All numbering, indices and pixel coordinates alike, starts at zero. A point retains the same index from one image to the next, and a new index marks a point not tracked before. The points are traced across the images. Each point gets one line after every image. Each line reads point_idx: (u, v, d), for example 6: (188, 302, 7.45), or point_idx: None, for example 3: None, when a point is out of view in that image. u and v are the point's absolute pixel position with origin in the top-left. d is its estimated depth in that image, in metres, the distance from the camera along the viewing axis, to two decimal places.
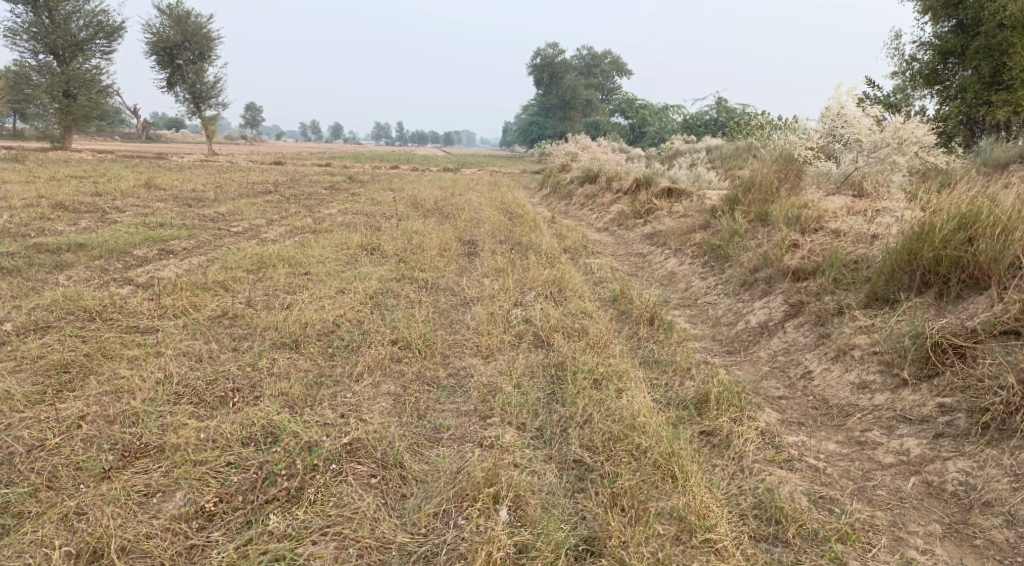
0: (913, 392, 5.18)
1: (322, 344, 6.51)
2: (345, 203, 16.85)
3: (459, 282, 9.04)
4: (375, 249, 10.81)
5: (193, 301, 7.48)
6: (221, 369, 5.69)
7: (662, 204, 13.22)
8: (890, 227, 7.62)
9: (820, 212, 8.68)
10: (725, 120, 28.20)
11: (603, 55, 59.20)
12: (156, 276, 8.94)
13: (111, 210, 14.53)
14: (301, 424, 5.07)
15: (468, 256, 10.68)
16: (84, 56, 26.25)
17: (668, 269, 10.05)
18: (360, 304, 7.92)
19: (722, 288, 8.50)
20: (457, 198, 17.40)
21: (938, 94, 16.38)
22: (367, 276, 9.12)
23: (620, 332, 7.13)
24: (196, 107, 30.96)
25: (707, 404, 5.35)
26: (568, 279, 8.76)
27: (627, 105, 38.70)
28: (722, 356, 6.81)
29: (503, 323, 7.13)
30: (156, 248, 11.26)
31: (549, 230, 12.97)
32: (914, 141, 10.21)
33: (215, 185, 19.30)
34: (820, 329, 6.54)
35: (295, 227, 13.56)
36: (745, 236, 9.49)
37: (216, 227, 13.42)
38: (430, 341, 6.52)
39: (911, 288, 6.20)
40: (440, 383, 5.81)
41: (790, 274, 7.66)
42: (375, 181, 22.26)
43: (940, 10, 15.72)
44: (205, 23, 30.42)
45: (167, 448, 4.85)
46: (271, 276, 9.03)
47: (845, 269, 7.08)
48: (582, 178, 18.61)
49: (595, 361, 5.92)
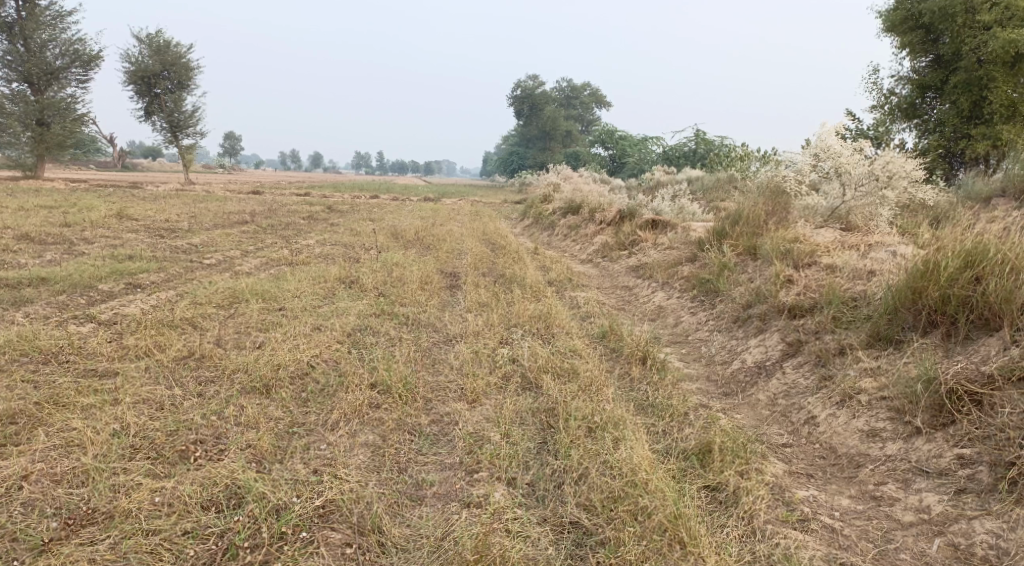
0: (929, 442, 4.88)
1: (295, 388, 6.08)
2: (324, 234, 16.46)
3: (441, 317, 8.67)
4: (354, 283, 10.40)
5: (159, 340, 7.03)
6: (184, 418, 5.23)
7: (646, 236, 12.97)
8: (887, 263, 7.38)
9: (813, 246, 8.43)
10: (704, 152, 28.26)
11: (582, 87, 59.73)
12: (121, 313, 8.48)
13: (80, 242, 14.01)
14: (271, 483, 4.64)
15: (450, 289, 10.32)
16: (59, 85, 25.78)
17: (656, 304, 9.74)
18: (336, 343, 7.50)
19: (714, 324, 8.20)
20: (438, 228, 17.08)
21: (917, 127, 16.44)
22: (345, 311, 8.72)
23: (611, 373, 6.78)
24: (174, 136, 30.50)
25: (710, 455, 5.00)
26: (554, 314, 8.41)
27: (607, 137, 38.79)
28: (719, 399, 6.48)
29: (488, 363, 6.75)
30: (124, 282, 10.77)
31: (533, 262, 12.65)
32: (903, 175, 10.04)
33: (189, 215, 18.82)
34: (821, 370, 6.24)
35: (271, 259, 13.13)
36: (735, 270, 9.22)
37: (189, 259, 12.95)
38: (411, 385, 6.10)
39: (917, 327, 5.94)
40: (422, 432, 5.41)
41: (786, 311, 7.37)
42: (355, 211, 21.89)
43: (918, 45, 15.77)
44: (183, 52, 30.13)
45: (117, 513, 4.41)
46: (244, 312, 8.59)
47: (844, 307, 6.81)
48: (564, 209, 18.39)
49: (587, 405, 5.55)
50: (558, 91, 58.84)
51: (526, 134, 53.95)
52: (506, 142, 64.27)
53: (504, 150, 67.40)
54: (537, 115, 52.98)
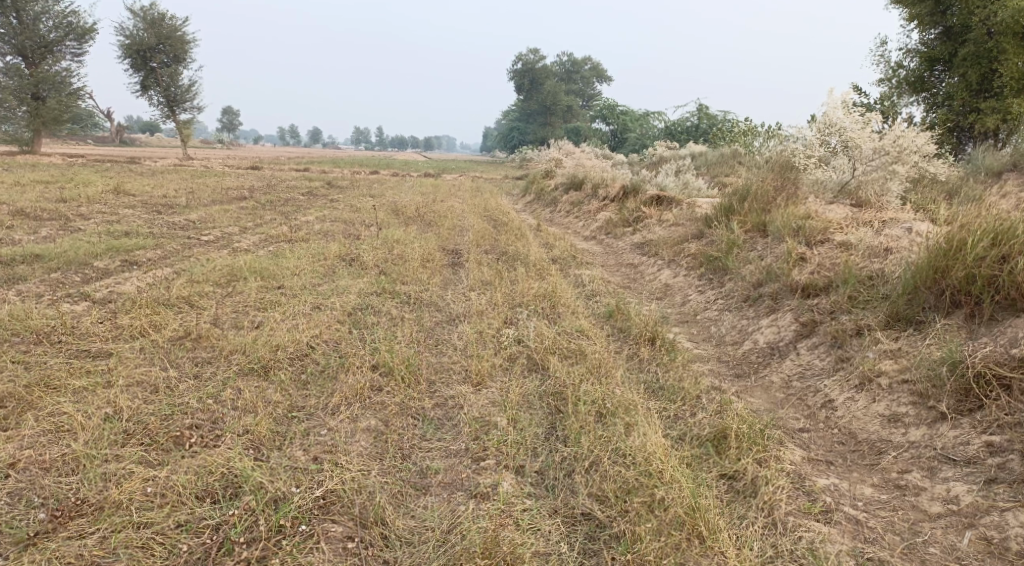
0: (955, 429, 4.70)
1: (294, 370, 5.90)
2: (323, 210, 16.20)
3: (444, 296, 8.45)
4: (354, 260, 10.18)
5: (154, 320, 6.83)
6: (178, 402, 5.04)
7: (651, 212, 12.72)
8: (904, 241, 7.15)
9: (826, 222, 8.18)
10: (707, 127, 27.88)
11: (583, 61, 59.00)
12: (116, 291, 8.26)
13: (76, 218, 13.76)
14: (270, 473, 4.46)
15: (452, 267, 10.09)
16: (53, 58, 25.33)
17: (663, 282, 9.52)
18: (336, 323, 7.31)
19: (723, 303, 7.99)
20: (439, 204, 16.80)
21: (925, 101, 16.09)
22: (345, 289, 8.50)
23: (620, 354, 6.58)
24: (171, 111, 30.08)
25: (727, 441, 4.82)
26: (559, 292, 8.20)
27: (608, 111, 38.25)
28: (731, 381, 6.28)
29: (493, 344, 6.55)
30: (119, 259, 10.54)
31: (537, 239, 12.40)
32: (915, 149, 9.76)
33: (187, 191, 18.54)
34: (838, 352, 6.04)
35: (270, 236, 12.88)
36: (744, 247, 8.99)
37: (186, 236, 12.70)
38: (414, 367, 5.91)
39: (939, 308, 5.73)
40: (426, 416, 5.22)
41: (799, 290, 7.15)
42: (355, 187, 21.62)
43: (927, 17, 15.38)
44: (180, 25, 29.63)
45: (107, 505, 4.23)
46: (242, 291, 8.37)
47: (861, 286, 6.59)
48: (567, 185, 18.10)
49: (597, 388, 5.35)
50: (559, 65, 58.14)
51: (527, 109, 53.36)
52: (506, 117, 63.65)
53: (504, 125, 66.86)
54: (538, 89, 52.35)
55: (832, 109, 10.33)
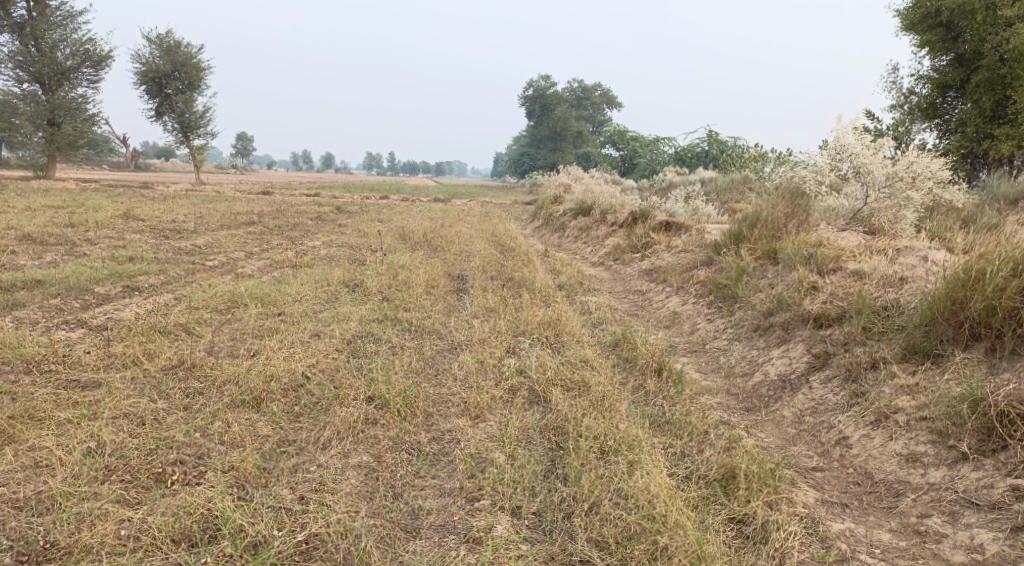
0: (977, 470, 4.45)
1: (288, 401, 5.72)
2: (330, 235, 16.12)
3: (446, 324, 8.27)
4: (357, 286, 10.03)
5: (148, 348, 6.68)
6: (164, 436, 4.88)
7: (660, 238, 12.54)
8: (919, 270, 6.94)
9: (838, 250, 7.97)
10: (717, 152, 27.77)
11: (594, 88, 59.32)
12: (114, 318, 8.13)
13: (82, 243, 13.72)
14: (253, 515, 4.28)
15: (456, 293, 9.93)
16: (70, 85, 25.59)
17: (671, 309, 9.31)
18: (334, 352, 7.13)
19: (733, 332, 7.76)
20: (447, 229, 16.69)
21: (938, 127, 15.91)
22: (345, 316, 8.33)
23: (625, 386, 6.36)
24: (184, 136, 30.28)
25: (736, 481, 4.59)
26: (564, 320, 8.00)
27: (618, 137, 38.23)
28: (741, 415, 6.05)
29: (494, 375, 6.34)
30: (121, 285, 10.44)
31: (543, 265, 12.22)
32: (929, 175, 9.55)
33: (195, 215, 18.52)
34: (852, 386, 5.80)
35: (275, 262, 12.77)
36: (754, 275, 8.77)
37: (190, 261, 12.61)
38: (411, 399, 5.71)
39: (957, 340, 5.50)
40: (421, 450, 5.02)
41: (811, 320, 6.92)
42: (363, 212, 21.58)
43: (938, 43, 15.24)
44: (194, 52, 29.94)
45: (77, 549, 4.06)
46: (241, 317, 8.22)
47: (875, 316, 6.37)
48: (575, 210, 17.97)
49: (600, 423, 5.14)
50: (570, 91, 58.42)
51: (537, 135, 53.54)
52: (517, 143, 63.94)
53: (515, 151, 67.12)
54: (548, 115, 52.54)
55: (844, 134, 10.06)
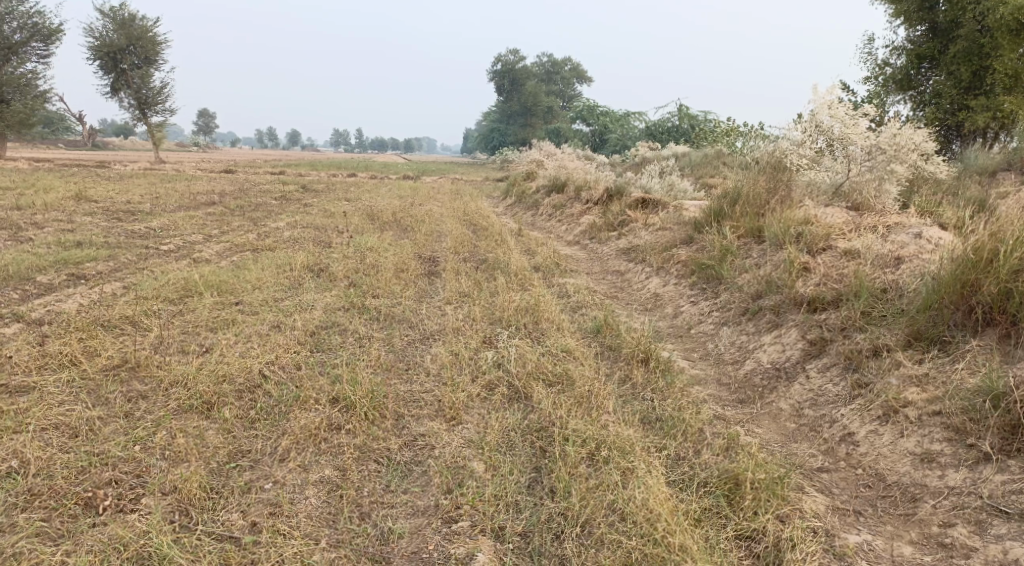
0: (1002, 473, 4.16)
1: (242, 405, 5.18)
2: (295, 215, 15.42)
3: (417, 311, 7.73)
4: (323, 270, 9.43)
5: (88, 347, 6.06)
6: (98, 450, 4.45)
7: (637, 216, 12.10)
8: (915, 248, 6.59)
9: (828, 227, 7.58)
10: (688, 127, 27.42)
11: (563, 62, 58.61)
12: (54, 311, 7.44)
13: (28, 227, 12.87)
14: (193, 549, 3.91)
15: (428, 277, 9.38)
16: (18, 60, 24.25)
17: (652, 291, 8.86)
18: (296, 346, 6.58)
19: (720, 316, 7.35)
20: (417, 208, 16.09)
21: (912, 99, 15.58)
22: (309, 305, 7.75)
23: (610, 378, 5.89)
24: (142, 114, 28.98)
25: (739, 489, 4.27)
26: (543, 306, 7.50)
27: (587, 112, 37.58)
28: (735, 408, 5.63)
29: (468, 369, 5.84)
30: (67, 273, 9.71)
31: (518, 245, 11.71)
32: (912, 147, 9.13)
33: (152, 196, 17.61)
34: (854, 375, 5.42)
35: (235, 245, 12.09)
36: (739, 254, 8.35)
37: (144, 246, 11.86)
38: (379, 399, 5.20)
39: (967, 326, 5.17)
40: (391, 459, 4.60)
41: (805, 303, 6.49)
42: (330, 191, 20.83)
43: (913, 13, 14.86)
44: (150, 26, 28.61)
45: None
46: (195, 308, 7.61)
47: (875, 299, 6.00)
48: (548, 187, 17.45)
49: (587, 425, 4.75)
50: (539, 66, 57.61)
51: (507, 110, 52.65)
52: (486, 119, 62.97)
53: (484, 128, 66.24)
54: (517, 90, 51.70)
55: (820, 106, 9.71)
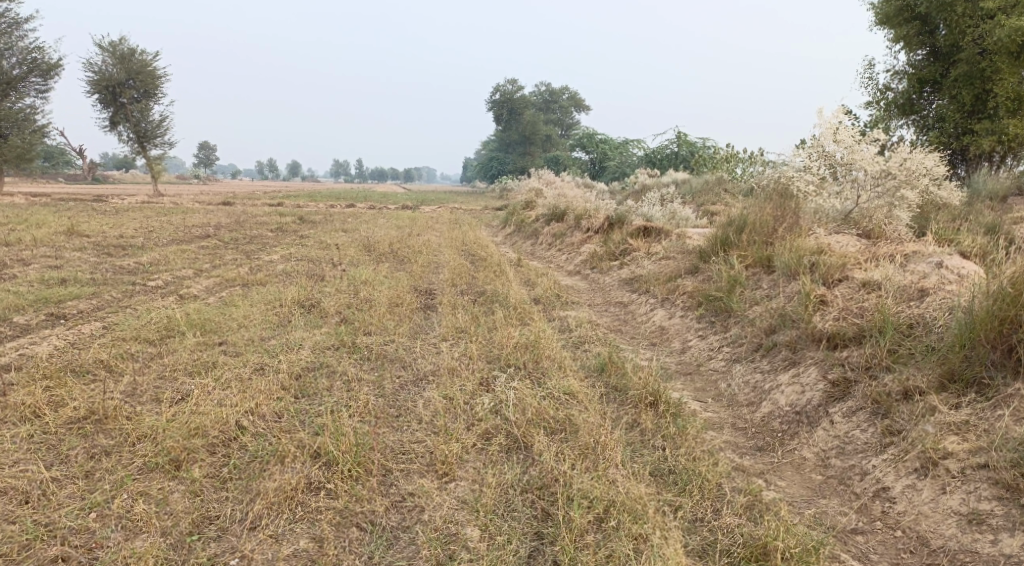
0: None
1: (214, 462, 4.72)
2: (290, 248, 15.04)
3: (411, 349, 7.27)
4: (313, 305, 8.99)
5: (54, 396, 5.59)
6: (47, 520, 4.22)
7: (639, 244, 11.70)
8: (938, 279, 6.17)
9: (842, 256, 7.14)
10: (687, 154, 27.13)
11: (561, 91, 58.69)
12: (25, 355, 6.99)
13: (14, 264, 12.47)
14: None
15: (423, 311, 8.95)
16: (17, 95, 24.06)
17: (657, 324, 8.40)
18: (279, 391, 6.12)
19: (731, 351, 6.90)
20: (414, 239, 15.69)
21: (915, 124, 15.23)
22: (297, 344, 7.30)
23: (616, 423, 5.41)
24: (141, 147, 28.75)
25: (768, 560, 4.08)
26: (543, 342, 7.04)
27: (587, 141, 37.40)
28: (753, 457, 5.17)
29: (463, 416, 5.35)
30: (47, 313, 9.28)
31: (517, 276, 11.29)
32: (923, 172, 8.71)
33: (146, 230, 17.24)
34: (884, 421, 4.97)
35: (226, 279, 11.68)
36: (748, 285, 7.90)
37: (131, 282, 11.44)
38: (364, 451, 4.78)
39: (1005, 366, 4.79)
40: (375, 524, 4.31)
41: (824, 339, 6.02)
42: (328, 221, 20.46)
43: (914, 37, 14.60)
44: (149, 60, 28.55)
45: None
46: (175, 349, 7.16)
47: (901, 336, 5.56)
48: (547, 216, 17.09)
49: (594, 483, 4.46)
50: (537, 95, 57.72)
51: (505, 138, 52.60)
52: (484, 148, 62.96)
53: (482, 156, 66.16)
54: (516, 119, 51.68)
55: (824, 132, 9.34)
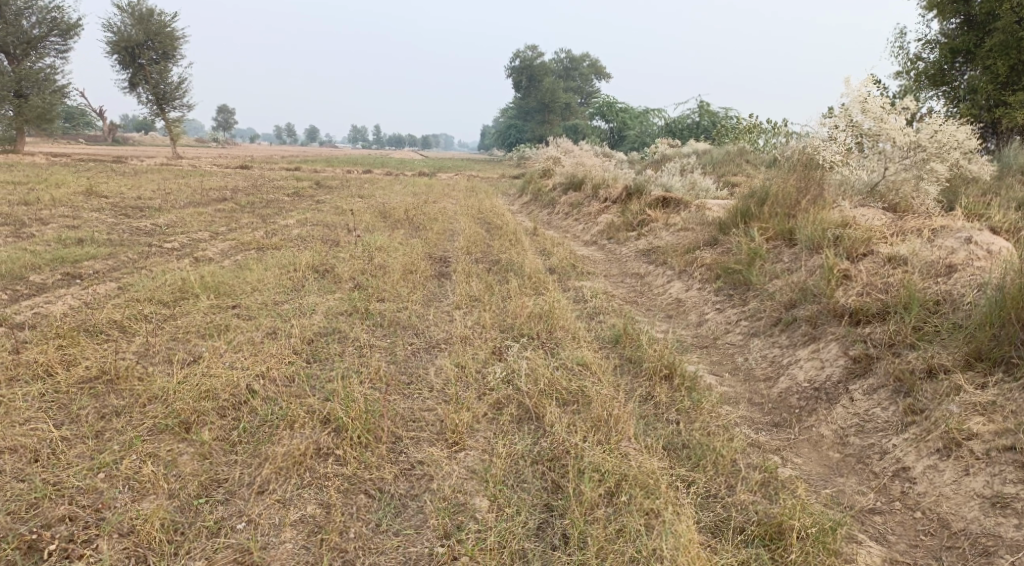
0: None
1: (223, 425, 4.70)
2: (306, 212, 14.97)
3: (424, 317, 7.20)
4: (328, 271, 8.93)
5: (66, 355, 5.58)
6: (56, 479, 4.22)
7: (657, 215, 11.52)
8: (967, 255, 5.97)
9: (866, 229, 6.94)
10: (709, 124, 26.66)
11: (582, 58, 57.84)
12: (40, 315, 6.98)
13: (33, 223, 12.50)
14: None
15: (438, 278, 8.86)
16: (37, 55, 24.02)
17: (674, 296, 8.25)
18: (291, 356, 6.08)
19: (749, 325, 6.76)
20: (430, 206, 15.57)
21: (945, 95, 14.79)
22: (310, 309, 7.25)
23: (630, 395, 5.31)
24: (160, 109, 28.70)
25: (784, 539, 4.00)
26: (558, 312, 6.93)
27: (606, 109, 36.90)
28: (770, 433, 5.07)
29: (475, 385, 5.27)
30: (63, 272, 9.28)
31: (533, 245, 11.16)
32: (955, 145, 8.46)
33: (164, 192, 17.23)
34: (906, 399, 4.84)
35: (241, 243, 11.65)
36: (768, 259, 7.72)
37: (147, 244, 11.43)
38: (374, 418, 4.73)
39: None
40: (383, 492, 4.28)
41: (846, 315, 5.86)
42: (344, 187, 20.36)
43: (947, 6, 14.12)
44: (168, 21, 28.35)
45: None
46: (188, 311, 7.13)
47: (927, 313, 5.40)
48: (565, 185, 16.88)
49: (606, 456, 4.39)
50: (557, 62, 56.92)
51: (524, 106, 52.02)
52: (503, 115, 62.36)
53: (501, 124, 65.56)
54: (535, 86, 51.04)
55: (852, 100, 8.99)
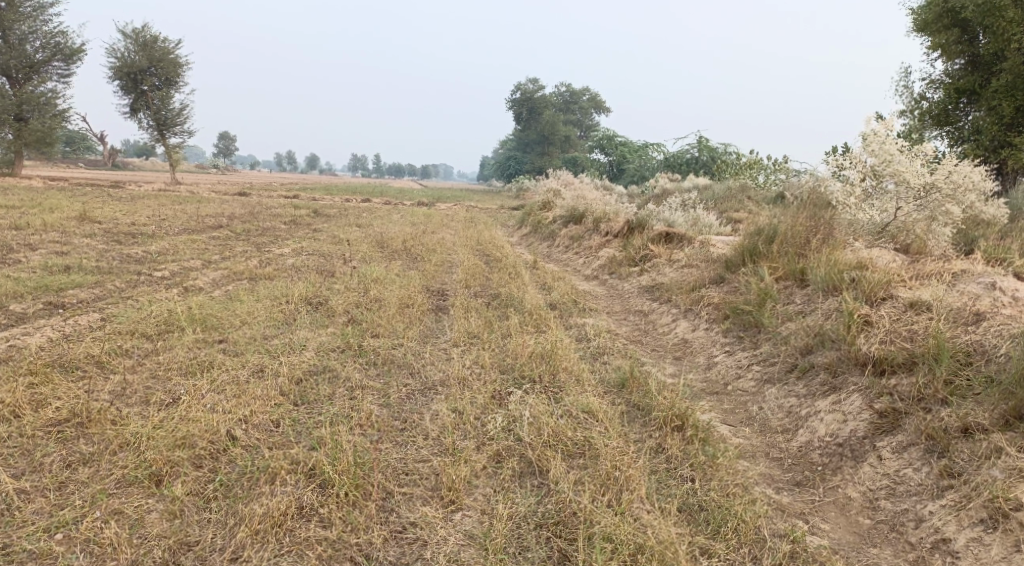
0: None
1: (198, 478, 4.32)
2: (303, 241, 14.64)
3: (420, 355, 6.82)
4: (321, 303, 8.55)
5: (36, 394, 5.15)
6: (9, 540, 3.92)
7: (660, 251, 11.21)
8: (993, 302, 5.63)
9: (885, 271, 6.60)
10: (708, 159, 26.53)
11: (582, 91, 58.17)
12: (15, 347, 6.59)
13: (22, 249, 12.14)
14: None
15: (435, 313, 8.49)
16: (38, 79, 23.86)
17: (680, 336, 7.88)
18: (277, 397, 5.70)
19: (762, 371, 6.35)
20: (430, 236, 15.26)
21: (949, 135, 14.60)
22: (301, 345, 6.86)
23: (639, 447, 4.86)
24: (160, 134, 28.53)
25: None
26: (561, 353, 6.55)
27: (606, 142, 36.89)
28: (791, 493, 4.70)
29: (473, 434, 4.86)
30: (46, 301, 8.89)
31: (533, 279, 10.82)
32: (969, 187, 8.08)
33: (159, 218, 16.90)
34: (941, 461, 4.52)
35: (234, 272, 11.29)
36: (780, 300, 7.37)
37: (137, 271, 11.07)
38: (363, 472, 4.36)
39: None
40: (370, 559, 3.94)
41: (869, 363, 5.47)
42: (343, 216, 20.07)
43: (952, 46, 14.00)
44: (172, 48, 28.31)
45: None
46: (172, 345, 6.74)
47: (958, 364, 5.03)
48: (566, 218, 16.61)
49: (618, 522, 4.09)
50: (557, 95, 57.22)
51: (524, 138, 52.16)
52: (502, 147, 62.51)
53: (500, 155, 65.67)
54: (535, 118, 51.20)
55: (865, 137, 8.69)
